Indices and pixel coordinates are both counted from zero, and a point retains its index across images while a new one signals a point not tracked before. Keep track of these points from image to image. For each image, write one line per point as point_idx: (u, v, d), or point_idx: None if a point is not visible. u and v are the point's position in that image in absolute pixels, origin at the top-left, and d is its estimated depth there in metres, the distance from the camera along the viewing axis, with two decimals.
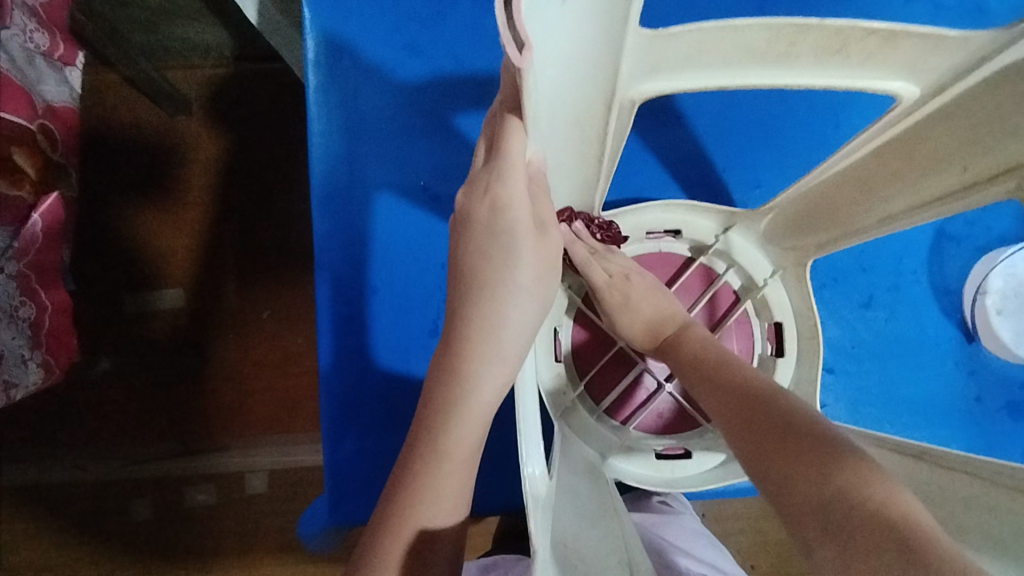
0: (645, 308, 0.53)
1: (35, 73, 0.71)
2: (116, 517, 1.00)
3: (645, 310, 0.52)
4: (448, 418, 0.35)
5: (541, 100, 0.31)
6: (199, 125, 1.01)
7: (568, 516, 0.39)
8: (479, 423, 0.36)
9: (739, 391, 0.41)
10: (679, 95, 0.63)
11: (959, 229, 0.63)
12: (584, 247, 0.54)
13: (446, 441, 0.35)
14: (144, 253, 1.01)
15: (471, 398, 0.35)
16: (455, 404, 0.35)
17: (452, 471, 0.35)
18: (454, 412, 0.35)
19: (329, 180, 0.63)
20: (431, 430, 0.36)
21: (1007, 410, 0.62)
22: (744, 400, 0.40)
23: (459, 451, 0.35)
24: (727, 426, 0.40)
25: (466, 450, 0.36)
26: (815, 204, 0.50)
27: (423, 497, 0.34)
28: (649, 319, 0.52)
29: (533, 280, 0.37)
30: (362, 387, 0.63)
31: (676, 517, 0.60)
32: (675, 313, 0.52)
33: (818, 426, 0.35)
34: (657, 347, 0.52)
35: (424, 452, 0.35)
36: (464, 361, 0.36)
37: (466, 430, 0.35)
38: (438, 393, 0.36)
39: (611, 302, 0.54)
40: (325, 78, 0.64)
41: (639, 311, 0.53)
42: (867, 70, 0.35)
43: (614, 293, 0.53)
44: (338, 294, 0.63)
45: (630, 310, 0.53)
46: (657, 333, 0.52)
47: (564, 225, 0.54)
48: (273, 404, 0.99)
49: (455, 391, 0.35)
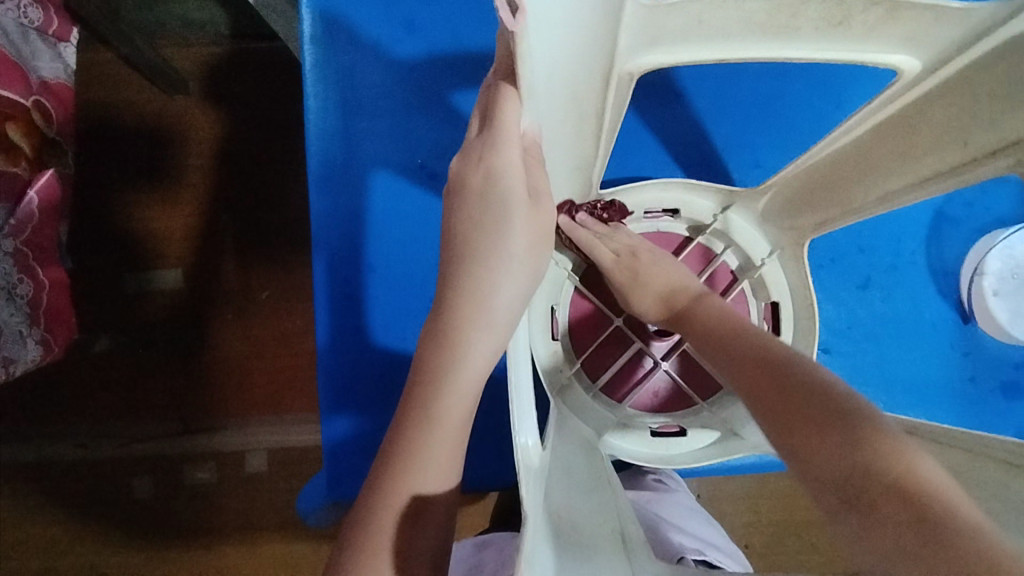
0: (654, 280, 0.50)
1: (30, 49, 0.73)
2: (118, 494, 1.01)
3: (656, 282, 0.50)
4: (439, 385, 0.35)
5: (537, 71, 0.31)
6: (195, 104, 1.00)
7: (563, 488, 0.40)
8: (472, 391, 0.35)
9: (760, 355, 0.39)
10: (678, 74, 0.63)
11: (958, 210, 0.63)
12: (584, 231, 0.54)
13: (439, 408, 0.35)
14: (142, 233, 1.00)
15: (464, 366, 0.35)
16: (446, 371, 0.35)
17: (445, 438, 0.35)
18: (446, 379, 0.35)
19: (326, 157, 0.63)
20: (423, 396, 0.35)
21: (1002, 390, 0.62)
22: (761, 361, 0.38)
23: (451, 418, 0.35)
24: (742, 396, 0.38)
25: (460, 417, 0.35)
26: (814, 183, 0.50)
27: (416, 464, 0.34)
28: (663, 287, 0.49)
29: (525, 250, 0.37)
30: (358, 363, 0.63)
31: (669, 494, 0.63)
32: (688, 285, 0.49)
33: (818, 381, 0.34)
34: (669, 317, 0.48)
35: (416, 419, 0.35)
36: (456, 329, 0.35)
37: (458, 398, 0.35)
38: (431, 360, 0.36)
39: (620, 279, 0.52)
40: (321, 54, 0.63)
41: (648, 283, 0.50)
42: (869, 44, 0.35)
43: (621, 271, 0.52)
44: (335, 271, 0.63)
45: (640, 285, 0.51)
46: (673, 300, 0.48)
47: (564, 216, 0.55)
48: (273, 384, 1.00)
49: (447, 359, 0.35)
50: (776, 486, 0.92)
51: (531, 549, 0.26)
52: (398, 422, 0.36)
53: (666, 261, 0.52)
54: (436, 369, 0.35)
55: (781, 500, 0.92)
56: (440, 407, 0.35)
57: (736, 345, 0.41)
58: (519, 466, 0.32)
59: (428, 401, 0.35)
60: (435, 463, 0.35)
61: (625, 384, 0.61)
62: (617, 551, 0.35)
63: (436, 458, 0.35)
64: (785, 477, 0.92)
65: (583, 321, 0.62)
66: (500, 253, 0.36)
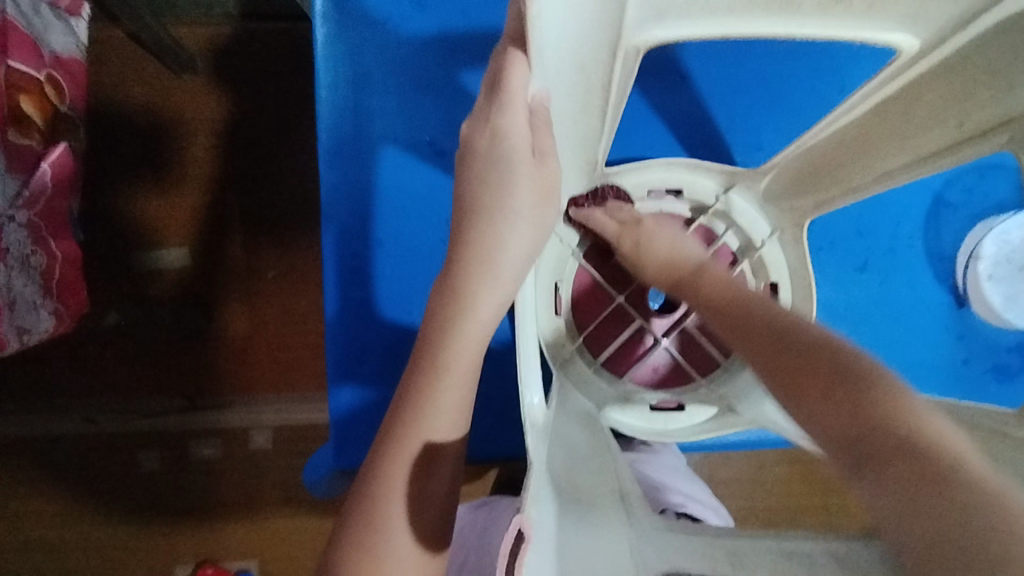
0: (656, 240, 0.52)
1: (42, 22, 0.72)
2: (124, 467, 1.03)
3: (659, 251, 0.51)
4: (448, 334, 0.37)
5: (546, 39, 0.32)
6: (202, 83, 1.01)
7: (568, 451, 0.42)
8: (478, 340, 0.37)
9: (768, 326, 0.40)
10: (683, 56, 0.63)
11: (956, 197, 0.64)
12: (597, 214, 0.55)
13: (447, 355, 0.36)
14: (150, 209, 1.02)
15: (471, 319, 0.37)
16: (455, 320, 0.37)
17: (453, 385, 0.36)
18: (454, 328, 0.37)
19: (336, 133, 0.64)
20: (433, 344, 0.37)
21: (993, 373, 0.64)
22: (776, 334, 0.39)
23: (459, 366, 0.36)
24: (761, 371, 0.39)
25: (467, 364, 0.37)
26: (816, 163, 0.51)
27: (426, 412, 0.36)
28: (664, 257, 0.51)
29: (532, 207, 0.38)
30: (366, 336, 0.64)
31: (655, 456, 0.65)
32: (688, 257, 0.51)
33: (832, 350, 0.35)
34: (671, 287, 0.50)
35: (425, 368, 0.37)
36: (463, 282, 0.37)
37: (467, 344, 0.37)
38: (439, 311, 0.37)
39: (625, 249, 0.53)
40: (333, 30, 0.64)
41: (650, 242, 0.52)
42: (870, 22, 0.36)
43: (627, 241, 0.53)
44: (343, 245, 0.64)
45: (642, 256, 0.52)
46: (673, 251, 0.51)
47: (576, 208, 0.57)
48: (279, 363, 1.01)
49: (454, 310, 0.37)
50: (771, 468, 0.94)
51: (537, 493, 0.28)
52: (409, 372, 0.37)
53: (670, 238, 0.52)
54: (445, 319, 0.37)
55: (774, 483, 0.94)
56: (448, 353, 0.36)
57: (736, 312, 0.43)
58: (526, 423, 0.34)
59: (436, 351, 0.37)
60: (444, 410, 0.36)
61: (625, 360, 0.62)
62: (618, 509, 0.38)
63: (444, 407, 0.36)
64: (778, 461, 0.94)
65: (586, 296, 0.62)
66: (507, 208, 0.37)
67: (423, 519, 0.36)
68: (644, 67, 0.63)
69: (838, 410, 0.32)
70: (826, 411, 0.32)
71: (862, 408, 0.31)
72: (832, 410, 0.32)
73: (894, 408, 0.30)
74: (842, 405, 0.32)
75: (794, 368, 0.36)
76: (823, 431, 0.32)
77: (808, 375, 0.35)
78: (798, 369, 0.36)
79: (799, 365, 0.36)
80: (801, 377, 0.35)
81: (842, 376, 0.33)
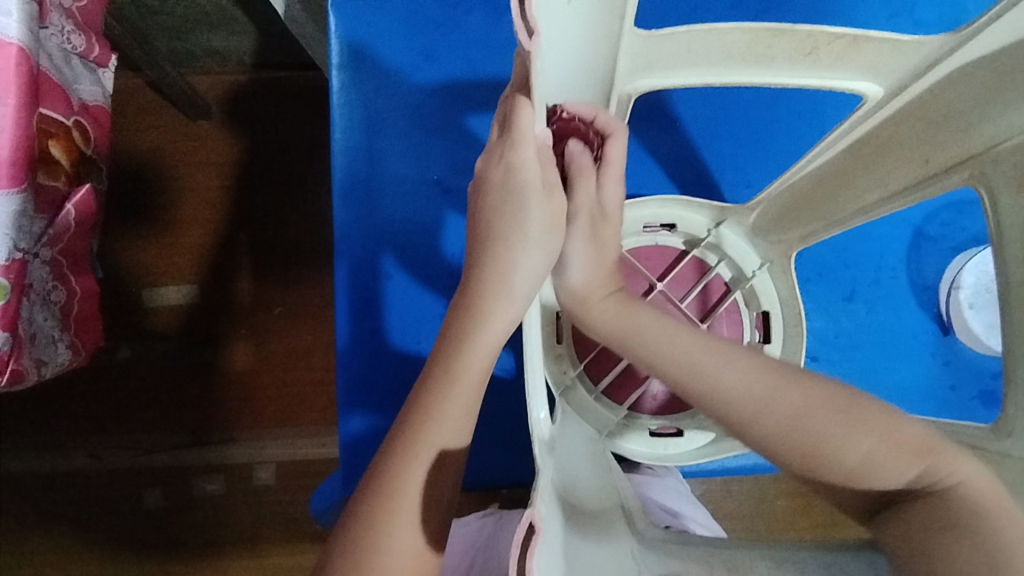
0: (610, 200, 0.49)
1: (71, 72, 0.71)
2: (128, 504, 1.03)
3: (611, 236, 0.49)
4: (461, 347, 0.39)
5: (549, 83, 0.36)
6: (219, 128, 1.06)
7: (573, 469, 0.44)
8: (489, 353, 0.40)
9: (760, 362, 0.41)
10: (673, 101, 0.68)
11: (936, 230, 0.68)
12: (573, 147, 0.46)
13: (458, 368, 0.39)
14: (164, 247, 1.05)
15: (483, 334, 0.39)
16: (468, 336, 0.40)
17: (463, 395, 0.39)
18: (467, 342, 0.39)
19: (350, 173, 0.68)
20: (446, 357, 0.40)
21: (980, 398, 0.66)
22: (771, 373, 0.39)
23: (469, 377, 0.39)
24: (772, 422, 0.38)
25: (475, 378, 0.39)
26: (800, 198, 0.54)
27: (439, 421, 0.38)
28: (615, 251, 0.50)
29: (541, 233, 0.41)
30: (374, 363, 0.67)
31: (660, 478, 0.66)
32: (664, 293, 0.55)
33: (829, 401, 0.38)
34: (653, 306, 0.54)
35: (439, 379, 0.39)
36: (478, 300, 0.40)
37: (479, 357, 0.39)
38: (455, 327, 0.40)
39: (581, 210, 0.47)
40: (349, 79, 0.69)
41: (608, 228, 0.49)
42: (836, 72, 0.42)
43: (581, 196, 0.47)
44: (356, 277, 0.67)
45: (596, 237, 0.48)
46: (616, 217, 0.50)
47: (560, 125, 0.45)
48: (285, 398, 1.03)
49: (468, 326, 0.40)
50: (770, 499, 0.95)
51: (544, 498, 0.31)
52: (422, 385, 0.40)
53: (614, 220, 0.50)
54: (460, 335, 0.40)
55: (773, 515, 0.95)
56: (459, 366, 0.39)
57: (708, 367, 0.41)
58: (535, 436, 0.36)
59: (449, 364, 0.39)
60: (456, 419, 0.38)
61: (625, 388, 0.65)
62: (621, 523, 0.40)
63: (451, 417, 0.38)
64: (780, 493, 0.96)
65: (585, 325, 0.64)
66: (517, 234, 0.40)
67: (431, 525, 0.38)
68: (637, 111, 0.68)
69: (898, 460, 0.35)
70: (890, 467, 0.35)
71: (911, 457, 0.35)
72: (895, 464, 0.35)
73: (935, 462, 0.34)
74: (902, 467, 0.35)
75: (822, 414, 0.37)
76: (875, 484, 0.35)
77: (857, 442, 0.36)
78: (845, 428, 0.36)
79: (841, 422, 0.36)
80: (851, 432, 0.36)
81: (894, 433, 0.36)
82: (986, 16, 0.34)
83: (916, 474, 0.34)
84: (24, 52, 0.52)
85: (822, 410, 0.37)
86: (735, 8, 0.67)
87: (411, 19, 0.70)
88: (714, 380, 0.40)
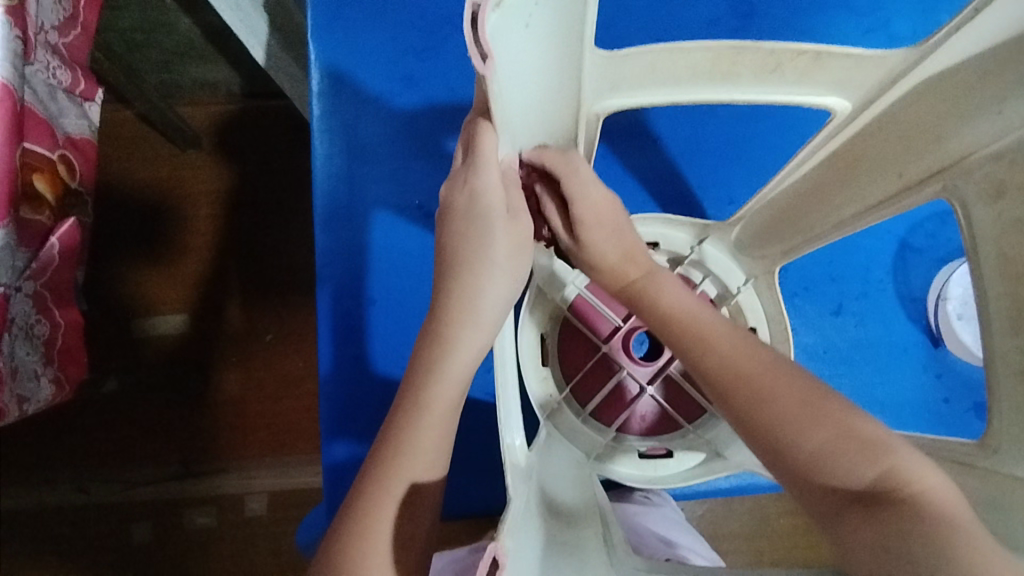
0: (595, 212, 0.45)
1: (57, 107, 0.71)
2: (117, 540, 1.01)
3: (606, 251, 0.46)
4: (429, 376, 0.38)
5: (516, 108, 0.37)
6: (207, 158, 1.06)
7: (551, 494, 0.44)
8: (459, 382, 0.38)
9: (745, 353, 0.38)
10: (652, 120, 0.68)
11: (920, 241, 0.68)
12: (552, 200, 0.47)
13: (427, 399, 0.38)
14: (152, 278, 1.05)
15: (452, 363, 0.38)
16: (435, 363, 0.38)
17: (433, 426, 0.37)
18: (436, 370, 0.38)
19: (331, 200, 0.68)
20: (416, 387, 0.38)
21: (974, 411, 0.65)
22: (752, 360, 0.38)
23: (439, 407, 0.38)
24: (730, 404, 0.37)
25: (447, 407, 0.38)
26: (779, 214, 0.53)
27: (411, 454, 0.37)
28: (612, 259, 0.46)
29: (507, 258, 0.40)
30: (359, 390, 0.67)
31: (656, 508, 0.65)
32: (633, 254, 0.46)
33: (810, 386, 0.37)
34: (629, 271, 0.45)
35: (407, 410, 0.38)
36: (445, 327, 0.39)
37: (448, 385, 0.38)
38: (423, 356, 0.39)
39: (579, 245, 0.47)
40: (328, 106, 0.69)
41: (594, 238, 0.46)
42: (805, 86, 0.42)
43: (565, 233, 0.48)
44: (338, 304, 0.67)
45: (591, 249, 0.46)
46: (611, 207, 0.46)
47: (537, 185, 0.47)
48: (276, 428, 1.02)
49: (435, 353, 0.38)
50: (771, 519, 0.94)
51: (514, 525, 0.31)
52: (391, 418, 0.39)
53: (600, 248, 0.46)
54: (427, 363, 0.38)
55: (775, 535, 0.93)
56: (429, 396, 0.38)
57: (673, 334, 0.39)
58: (506, 461, 0.36)
59: (419, 394, 0.38)
60: (426, 452, 0.37)
61: (612, 410, 0.63)
62: (600, 552, 0.39)
63: (424, 449, 0.37)
64: (782, 512, 0.94)
65: (572, 346, 0.64)
66: (483, 259, 0.39)
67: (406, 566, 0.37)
68: (615, 130, 0.68)
69: (839, 454, 0.33)
70: (845, 460, 0.33)
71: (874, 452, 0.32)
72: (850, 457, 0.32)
73: (879, 450, 0.32)
74: (867, 449, 0.32)
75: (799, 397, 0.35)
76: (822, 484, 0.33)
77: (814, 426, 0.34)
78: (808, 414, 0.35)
79: (802, 412, 0.35)
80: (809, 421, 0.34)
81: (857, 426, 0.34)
82: (948, 27, 0.35)
83: (875, 475, 0.32)
84: (8, 89, 0.51)
85: (792, 396, 0.36)
86: (710, 28, 0.68)
87: (390, 45, 0.70)
88: (709, 346, 0.40)
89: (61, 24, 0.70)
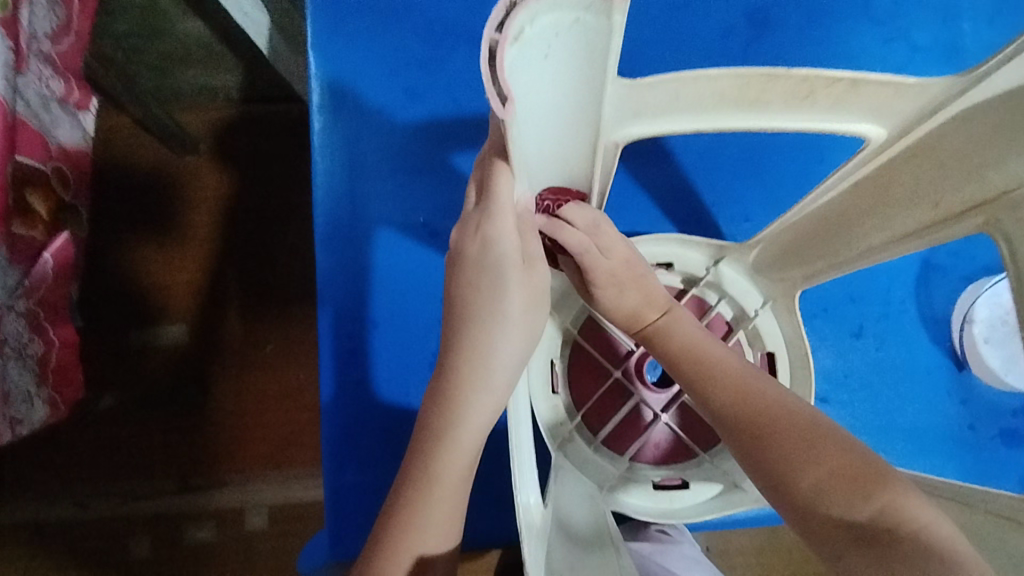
0: (616, 269, 0.47)
1: (49, 117, 0.68)
2: (115, 555, 0.99)
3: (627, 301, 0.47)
4: (440, 443, 0.37)
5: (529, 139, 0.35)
6: (205, 164, 1.03)
7: (567, 547, 0.41)
8: (470, 448, 0.37)
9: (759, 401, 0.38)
10: (667, 136, 0.66)
11: (943, 259, 0.65)
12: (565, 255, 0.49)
13: (437, 469, 0.37)
14: (149, 289, 1.02)
15: (463, 427, 0.37)
16: (446, 430, 0.37)
17: (444, 498, 0.37)
18: (448, 437, 0.37)
19: (332, 219, 0.66)
20: (425, 454, 0.37)
21: (999, 437, 0.63)
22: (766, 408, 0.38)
23: (450, 474, 0.37)
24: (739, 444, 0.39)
25: (458, 475, 0.37)
26: (804, 236, 0.51)
27: (422, 526, 0.36)
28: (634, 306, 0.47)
29: (522, 314, 0.38)
30: (363, 416, 0.64)
31: (674, 546, 0.62)
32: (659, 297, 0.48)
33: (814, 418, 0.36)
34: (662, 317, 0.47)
35: (418, 481, 0.37)
36: (455, 390, 0.37)
37: (460, 452, 0.37)
38: (434, 420, 0.38)
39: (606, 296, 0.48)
40: (328, 120, 0.67)
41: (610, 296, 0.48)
42: (835, 113, 0.39)
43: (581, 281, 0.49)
44: (339, 327, 0.65)
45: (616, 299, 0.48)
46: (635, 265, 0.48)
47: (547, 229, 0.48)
48: (276, 440, 1.00)
49: (445, 417, 0.37)
50: (782, 535, 0.91)
51: None
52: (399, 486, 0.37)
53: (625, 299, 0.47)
54: (437, 430, 0.37)
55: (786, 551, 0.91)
56: (439, 465, 0.37)
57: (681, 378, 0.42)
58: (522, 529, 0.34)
59: (429, 460, 0.37)
60: (437, 522, 0.36)
61: (623, 438, 0.61)
62: None
63: (436, 519, 0.37)
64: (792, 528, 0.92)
65: (583, 373, 0.62)
66: (496, 315, 0.37)
67: None
68: (628, 149, 0.65)
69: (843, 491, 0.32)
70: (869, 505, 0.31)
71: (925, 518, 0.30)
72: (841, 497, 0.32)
73: (907, 504, 0.31)
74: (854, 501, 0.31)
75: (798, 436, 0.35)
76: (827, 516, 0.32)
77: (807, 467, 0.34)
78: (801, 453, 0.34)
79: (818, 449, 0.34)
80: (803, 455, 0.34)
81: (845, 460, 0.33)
82: (996, 58, 0.33)
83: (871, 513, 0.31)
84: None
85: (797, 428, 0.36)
86: (725, 39, 0.65)
87: (393, 57, 0.67)
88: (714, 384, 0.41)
89: (55, 32, 0.67)
